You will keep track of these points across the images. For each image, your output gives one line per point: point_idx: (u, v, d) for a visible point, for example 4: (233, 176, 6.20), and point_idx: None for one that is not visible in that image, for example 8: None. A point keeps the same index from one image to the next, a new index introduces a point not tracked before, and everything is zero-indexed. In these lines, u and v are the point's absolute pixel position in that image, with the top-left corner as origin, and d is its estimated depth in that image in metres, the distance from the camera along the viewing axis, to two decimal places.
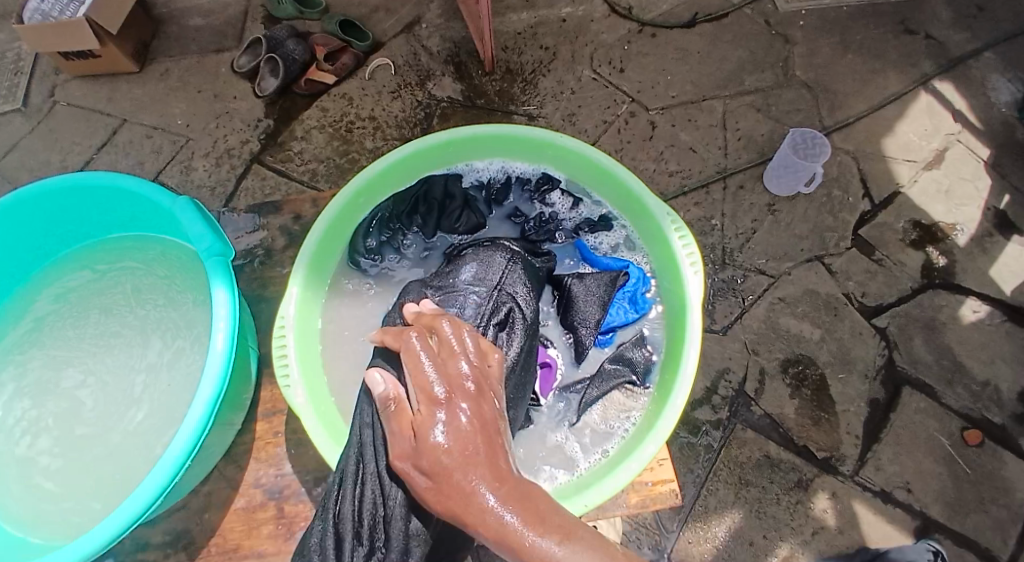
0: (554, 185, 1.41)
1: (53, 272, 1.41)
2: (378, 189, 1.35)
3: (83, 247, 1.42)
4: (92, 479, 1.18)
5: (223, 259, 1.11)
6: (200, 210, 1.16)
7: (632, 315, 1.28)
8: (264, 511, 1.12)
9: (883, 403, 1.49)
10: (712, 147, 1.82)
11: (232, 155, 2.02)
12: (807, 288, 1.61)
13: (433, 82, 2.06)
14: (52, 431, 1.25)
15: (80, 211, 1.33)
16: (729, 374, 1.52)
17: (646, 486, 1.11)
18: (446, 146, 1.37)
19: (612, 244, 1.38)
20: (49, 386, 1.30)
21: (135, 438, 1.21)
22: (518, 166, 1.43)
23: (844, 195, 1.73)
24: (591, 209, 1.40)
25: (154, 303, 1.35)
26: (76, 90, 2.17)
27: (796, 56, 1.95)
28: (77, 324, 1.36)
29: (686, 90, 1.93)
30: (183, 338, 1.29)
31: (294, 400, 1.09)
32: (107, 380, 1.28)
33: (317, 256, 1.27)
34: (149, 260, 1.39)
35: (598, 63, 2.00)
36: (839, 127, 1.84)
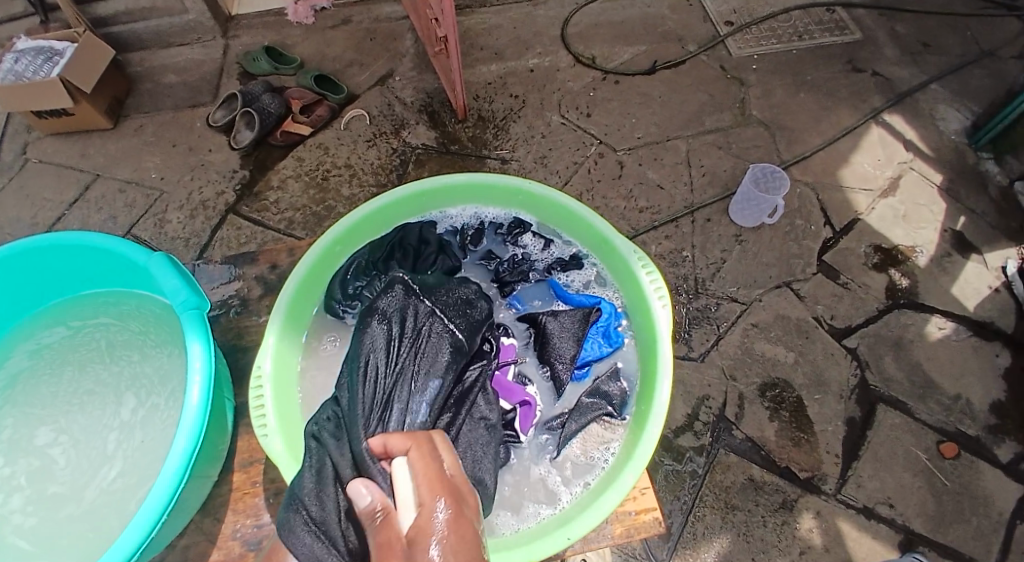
0: (525, 227, 1.43)
1: (27, 330, 1.38)
2: (355, 238, 1.36)
3: (58, 303, 1.40)
4: (65, 540, 1.13)
5: (200, 312, 1.10)
6: (175, 266, 1.15)
7: (607, 350, 1.27)
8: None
9: (860, 422, 1.51)
10: (679, 183, 1.89)
11: (208, 206, 2.02)
12: (778, 313, 1.65)
13: (408, 130, 2.12)
14: (24, 490, 1.20)
15: (55, 268, 1.32)
16: (709, 400, 1.53)
17: (630, 515, 1.09)
18: (421, 195, 1.40)
19: (584, 282, 1.38)
20: (21, 444, 1.25)
21: (108, 497, 1.16)
22: (489, 211, 1.46)
23: (806, 224, 1.80)
24: (562, 248, 1.42)
25: (129, 359, 1.31)
26: (49, 147, 2.18)
27: (753, 98, 2.06)
28: (51, 382, 1.31)
29: (651, 131, 2.01)
30: (157, 394, 1.25)
31: (272, 449, 1.07)
32: (80, 437, 1.24)
33: (295, 304, 1.27)
34: (123, 315, 1.36)
35: (566, 109, 2.08)
36: (797, 161, 1.92)
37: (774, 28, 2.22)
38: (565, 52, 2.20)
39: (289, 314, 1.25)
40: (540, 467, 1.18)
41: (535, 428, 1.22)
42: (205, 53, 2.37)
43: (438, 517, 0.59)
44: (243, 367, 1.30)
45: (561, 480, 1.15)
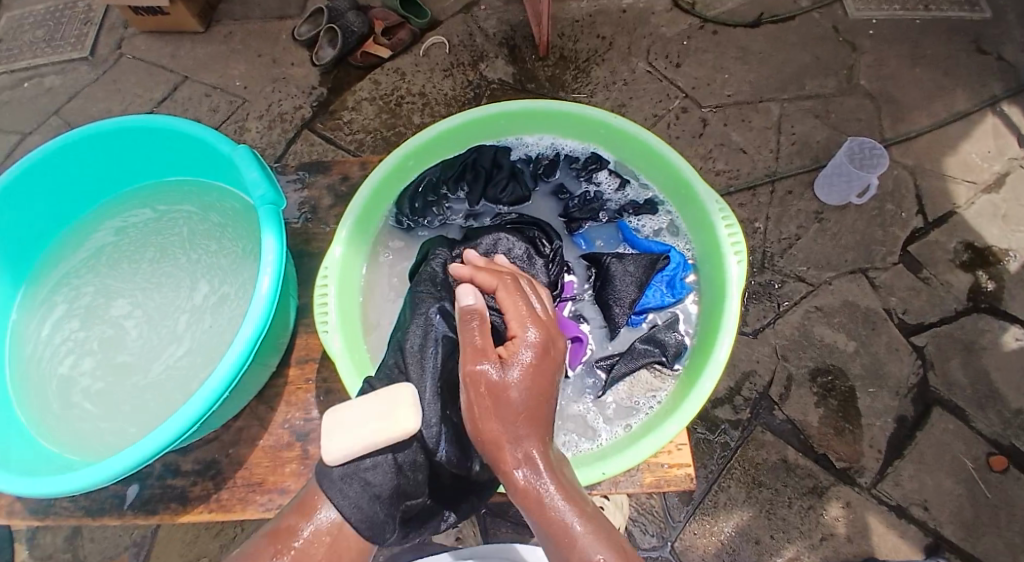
0: (602, 164, 1.37)
1: (115, 206, 1.46)
2: (429, 153, 1.34)
3: (143, 187, 1.46)
4: (128, 406, 1.23)
5: (275, 209, 1.13)
6: (257, 159, 1.18)
7: (668, 299, 1.23)
8: (290, 451, 1.14)
9: (910, 421, 1.45)
10: (763, 149, 1.80)
11: (285, 119, 2.07)
12: (846, 300, 1.58)
13: (485, 63, 2.08)
14: (95, 354, 1.31)
15: (144, 150, 1.37)
16: (754, 377, 1.50)
17: (662, 467, 1.07)
18: (499, 118, 1.35)
19: (655, 228, 1.33)
20: (98, 313, 1.36)
21: (171, 373, 1.25)
22: (567, 143, 1.39)
23: (897, 210, 1.69)
24: (637, 191, 1.35)
25: (207, 249, 1.38)
26: (142, 44, 2.26)
27: (863, 65, 1.91)
28: (134, 259, 1.41)
29: (742, 90, 1.90)
30: (227, 285, 1.32)
31: (331, 346, 1.10)
32: (152, 313, 1.34)
33: (365, 211, 1.27)
34: (204, 206, 1.42)
35: (655, 56, 1.99)
36: (900, 140, 1.79)
37: None
38: None
39: (358, 222, 1.25)
40: (580, 405, 1.18)
41: (583, 364, 1.22)
42: None
43: (521, 355, 0.84)
44: (306, 271, 1.34)
45: (602, 419, 1.16)
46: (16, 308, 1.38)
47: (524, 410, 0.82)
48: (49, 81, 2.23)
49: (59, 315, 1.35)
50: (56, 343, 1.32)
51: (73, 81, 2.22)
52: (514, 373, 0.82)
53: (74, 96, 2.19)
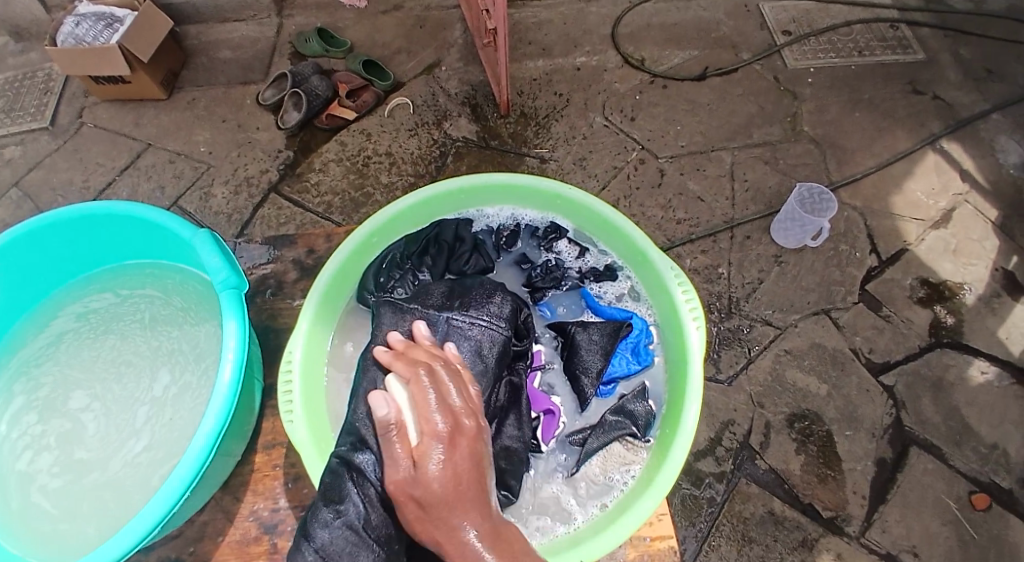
0: (561, 233, 1.38)
1: (77, 291, 1.40)
2: (391, 231, 1.34)
3: (106, 271, 1.41)
4: (87, 506, 1.15)
5: (238, 293, 1.10)
6: (218, 244, 1.16)
7: (635, 367, 1.22)
8: (259, 545, 1.07)
9: (889, 460, 1.46)
10: (721, 197, 1.84)
11: (252, 184, 2.05)
12: (813, 341, 1.60)
13: (449, 122, 2.11)
14: (53, 451, 1.23)
15: (104, 235, 1.33)
16: (734, 426, 1.49)
17: (645, 541, 1.05)
18: (459, 193, 1.36)
19: (617, 294, 1.32)
20: (56, 404, 1.28)
21: (131, 470, 1.18)
22: (527, 214, 1.41)
23: (851, 250, 1.73)
24: (597, 258, 1.36)
25: (169, 335, 1.32)
26: (103, 113, 2.24)
27: (806, 113, 1.99)
28: (93, 347, 1.34)
29: (696, 140, 1.96)
30: (190, 373, 1.26)
31: (295, 437, 1.05)
32: (112, 405, 1.26)
33: (327, 294, 1.23)
34: (167, 289, 1.37)
35: (610, 111, 2.05)
36: (848, 182, 1.86)
37: (833, 41, 2.14)
38: (614, 53, 2.16)
39: (323, 300, 1.22)
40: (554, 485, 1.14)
41: (556, 439, 1.18)
42: (259, 31, 2.40)
43: (436, 424, 0.72)
44: (272, 351, 1.29)
45: (575, 498, 1.11)
46: None
47: (446, 489, 0.67)
48: (7, 152, 2.18)
49: (17, 407, 1.27)
50: (14, 439, 1.24)
51: (33, 152, 2.17)
52: (433, 465, 0.68)
53: (32, 167, 2.15)
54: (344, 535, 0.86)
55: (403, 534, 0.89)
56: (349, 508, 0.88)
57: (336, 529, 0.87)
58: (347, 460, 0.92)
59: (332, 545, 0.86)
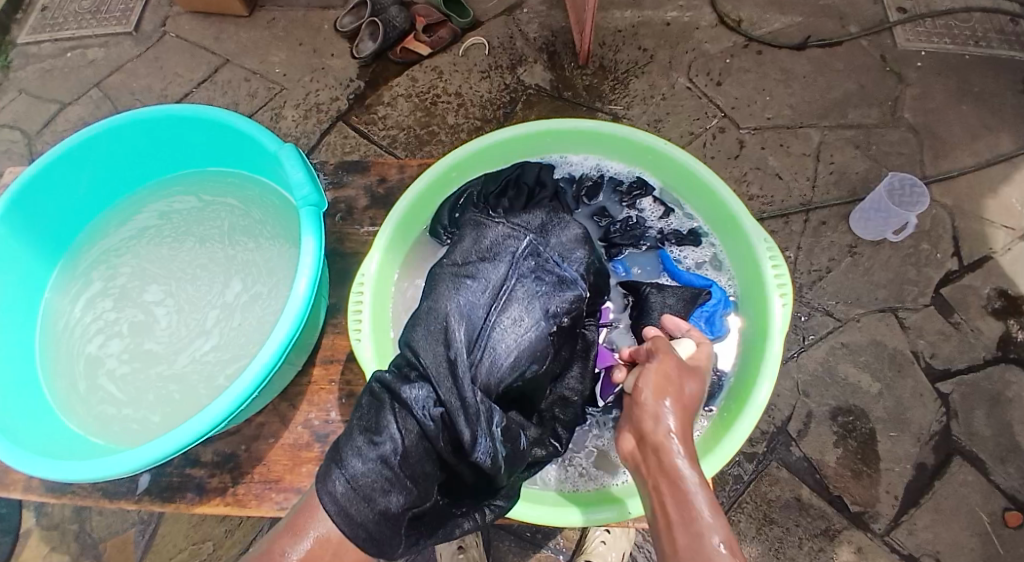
0: (646, 191, 1.32)
1: (160, 191, 1.46)
2: (471, 167, 1.32)
3: (190, 173, 1.46)
4: (151, 395, 1.24)
5: (317, 210, 1.13)
6: (303, 159, 1.18)
7: (707, 337, 1.17)
8: (308, 452, 1.14)
9: (930, 469, 1.42)
10: (800, 176, 1.77)
11: (321, 110, 2.08)
12: (874, 338, 1.55)
13: (524, 68, 2.07)
14: (124, 338, 1.32)
15: (195, 138, 1.38)
16: (773, 411, 1.48)
17: None
18: (544, 136, 1.32)
19: (697, 260, 1.28)
20: (131, 294, 1.37)
21: (196, 367, 1.26)
22: (612, 166, 1.35)
23: (932, 250, 1.65)
24: (681, 221, 1.31)
25: (244, 246, 1.37)
26: (186, 24, 2.28)
27: (908, 98, 1.87)
28: (173, 246, 1.41)
29: (784, 114, 1.87)
30: (261, 284, 1.32)
31: (360, 351, 1.09)
32: (184, 304, 1.34)
33: (403, 223, 1.26)
34: (247, 200, 1.41)
35: (695, 72, 1.97)
36: (940, 178, 1.75)
37: (949, 25, 1.97)
38: (709, 10, 2.06)
39: (398, 228, 1.25)
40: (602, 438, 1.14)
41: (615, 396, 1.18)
42: None
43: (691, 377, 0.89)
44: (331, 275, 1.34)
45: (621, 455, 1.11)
46: (51, 283, 1.39)
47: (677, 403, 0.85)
48: (92, 53, 2.27)
49: (94, 293, 1.37)
50: (88, 322, 1.34)
51: (117, 55, 2.26)
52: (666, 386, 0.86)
53: (116, 70, 2.23)
54: (377, 468, 0.82)
55: (430, 478, 0.86)
56: (386, 442, 0.83)
57: (371, 459, 0.82)
58: (390, 389, 0.89)
59: (365, 476, 0.81)
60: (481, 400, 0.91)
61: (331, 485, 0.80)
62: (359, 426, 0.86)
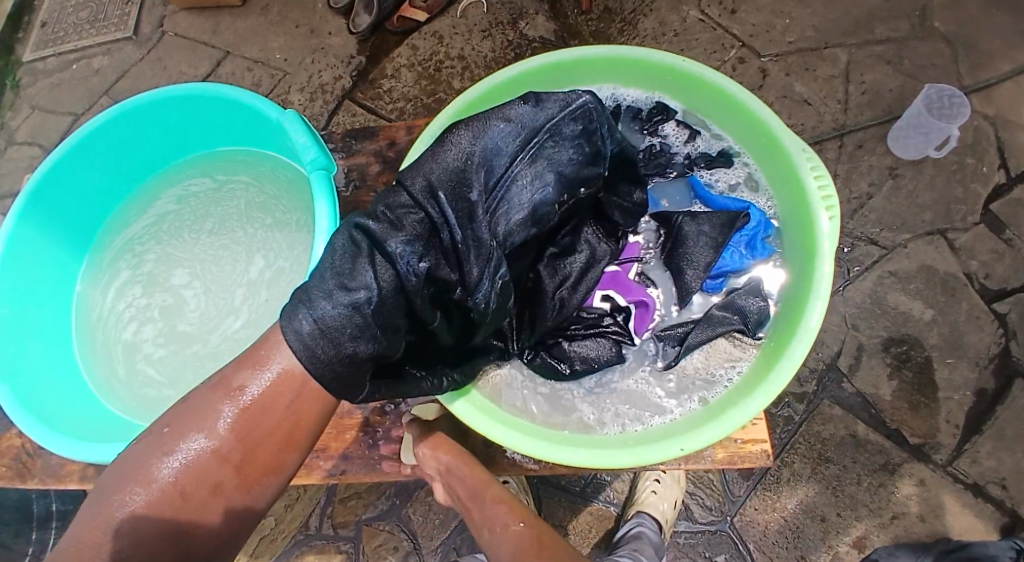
0: (668, 115, 1.20)
1: (173, 175, 1.43)
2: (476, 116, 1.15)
3: (200, 154, 1.42)
4: (190, 376, 1.25)
5: (327, 173, 1.08)
6: (305, 123, 1.13)
7: (749, 261, 1.11)
8: (351, 419, 1.12)
9: (991, 394, 1.37)
10: (831, 100, 1.68)
11: (326, 90, 2.04)
12: (923, 264, 1.48)
13: (526, 21, 1.98)
14: (156, 323, 1.32)
15: (198, 118, 1.33)
16: (821, 349, 1.43)
17: (736, 443, 1.02)
18: (555, 71, 1.17)
19: (729, 183, 1.18)
20: (158, 280, 1.36)
21: (232, 345, 1.26)
22: (628, 93, 1.22)
23: (977, 164, 1.56)
24: (708, 143, 1.20)
25: (262, 222, 1.34)
26: (182, 20, 2.23)
27: (937, 6, 1.73)
28: (192, 228, 1.38)
29: (807, 37, 1.75)
30: (283, 260, 1.29)
31: None
32: (211, 285, 1.33)
33: None
34: (259, 175, 1.37)
35: (707, 3, 1.84)
36: (978, 88, 1.65)
37: None
38: None
39: None
40: (639, 377, 1.08)
41: (651, 331, 1.11)
42: None
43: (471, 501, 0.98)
44: None
45: (665, 392, 1.05)
46: (80, 277, 1.40)
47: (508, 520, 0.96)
48: (95, 62, 2.24)
49: (122, 282, 1.37)
50: (120, 310, 1.34)
51: (119, 60, 2.22)
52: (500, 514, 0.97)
53: (122, 75, 2.21)
54: (347, 315, 0.70)
55: (400, 330, 0.76)
56: (371, 279, 0.72)
57: (348, 297, 0.71)
58: (373, 234, 0.75)
59: (334, 318, 0.69)
60: (486, 250, 0.80)
61: (296, 325, 0.69)
62: (333, 274, 0.72)
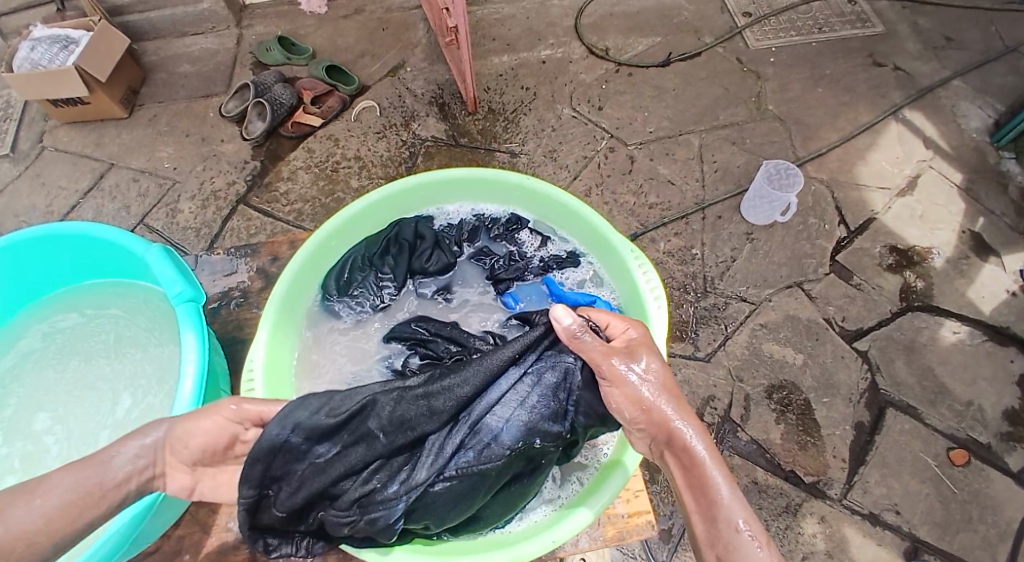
0: (521, 224, 1.32)
1: (40, 313, 1.36)
2: (350, 233, 1.28)
3: (70, 289, 1.37)
4: None
5: (195, 304, 1.06)
6: (173, 258, 1.11)
7: None
8: (236, 555, 1.02)
9: (868, 426, 1.48)
10: (690, 179, 1.86)
11: (219, 197, 2.02)
12: (788, 314, 1.62)
13: (418, 122, 2.10)
14: (16, 475, 1.19)
15: (64, 256, 1.29)
16: (715, 401, 1.51)
17: (621, 518, 1.05)
18: (419, 190, 1.30)
19: (578, 281, 1.27)
20: (20, 427, 1.24)
21: None
22: (486, 208, 1.35)
23: (820, 222, 1.76)
24: (559, 246, 1.31)
25: (133, 356, 1.27)
26: (63, 135, 2.19)
27: (769, 92, 2.02)
28: (60, 367, 1.29)
29: (663, 126, 1.97)
30: (154, 393, 1.21)
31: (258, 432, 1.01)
32: (74, 427, 1.22)
33: (285, 306, 1.18)
34: (131, 308, 1.32)
35: (577, 101, 2.05)
36: (813, 157, 1.88)
37: (792, 19, 2.17)
38: (578, 44, 2.17)
39: (282, 306, 1.17)
40: None
41: None
42: (220, 42, 2.37)
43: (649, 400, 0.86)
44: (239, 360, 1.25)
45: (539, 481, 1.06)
46: None
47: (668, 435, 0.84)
48: None
49: None
50: None
51: None
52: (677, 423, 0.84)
53: None
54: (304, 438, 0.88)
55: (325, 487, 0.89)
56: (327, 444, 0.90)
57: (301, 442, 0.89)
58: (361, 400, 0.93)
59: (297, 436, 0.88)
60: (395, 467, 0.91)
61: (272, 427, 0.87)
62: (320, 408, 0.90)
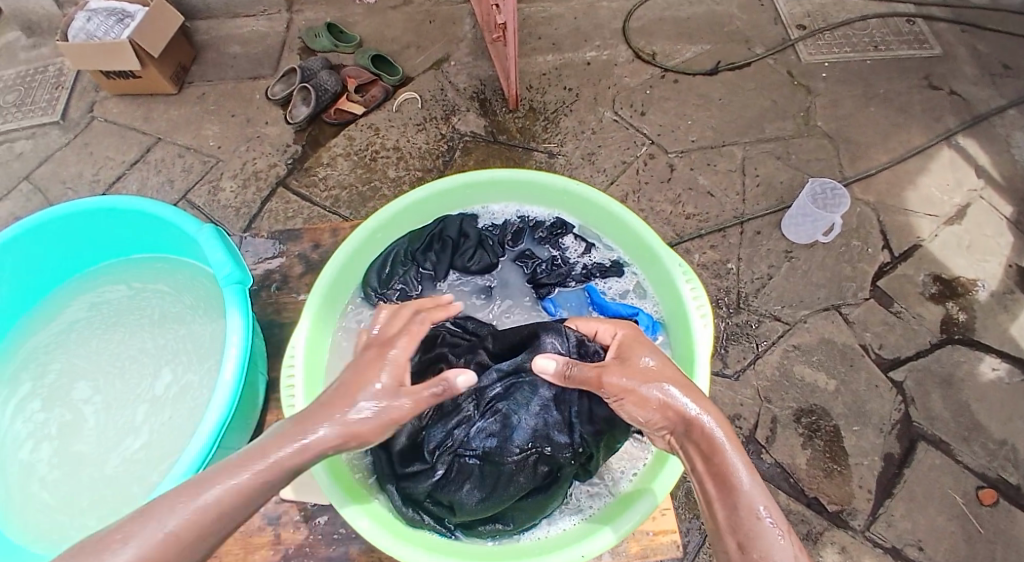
0: (566, 229, 1.31)
1: (88, 283, 1.40)
2: (396, 226, 1.28)
3: (118, 262, 1.40)
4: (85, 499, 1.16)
5: (242, 288, 1.08)
6: (223, 239, 1.13)
7: None
8: (260, 537, 1.06)
9: (897, 458, 1.45)
10: (730, 192, 1.83)
11: (259, 177, 2.06)
12: (822, 337, 1.59)
13: (458, 117, 2.11)
14: (53, 441, 1.23)
15: (116, 230, 1.32)
16: (740, 420, 1.49)
17: (647, 535, 1.05)
18: (466, 188, 1.30)
19: (621, 290, 1.26)
20: (60, 394, 1.28)
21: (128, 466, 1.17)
22: (532, 209, 1.34)
23: (863, 245, 1.72)
24: (603, 254, 1.30)
25: (176, 333, 1.30)
26: (114, 107, 2.25)
27: (818, 107, 1.97)
28: (103, 338, 1.33)
29: (706, 135, 1.94)
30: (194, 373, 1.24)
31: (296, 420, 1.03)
32: (111, 400, 1.26)
33: (330, 291, 1.18)
34: (178, 285, 1.35)
35: (620, 106, 2.03)
36: (860, 178, 1.84)
37: (848, 35, 2.11)
38: (625, 47, 2.15)
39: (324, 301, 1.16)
40: None
41: None
42: (269, 26, 2.40)
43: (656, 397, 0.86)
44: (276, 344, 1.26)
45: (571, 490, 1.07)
46: None
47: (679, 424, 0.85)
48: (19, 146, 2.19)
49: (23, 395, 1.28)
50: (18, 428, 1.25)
51: (44, 145, 2.19)
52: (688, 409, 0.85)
53: (45, 160, 2.16)
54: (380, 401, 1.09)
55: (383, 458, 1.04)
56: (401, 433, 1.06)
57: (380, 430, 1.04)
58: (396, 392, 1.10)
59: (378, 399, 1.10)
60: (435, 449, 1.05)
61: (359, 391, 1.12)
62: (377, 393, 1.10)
